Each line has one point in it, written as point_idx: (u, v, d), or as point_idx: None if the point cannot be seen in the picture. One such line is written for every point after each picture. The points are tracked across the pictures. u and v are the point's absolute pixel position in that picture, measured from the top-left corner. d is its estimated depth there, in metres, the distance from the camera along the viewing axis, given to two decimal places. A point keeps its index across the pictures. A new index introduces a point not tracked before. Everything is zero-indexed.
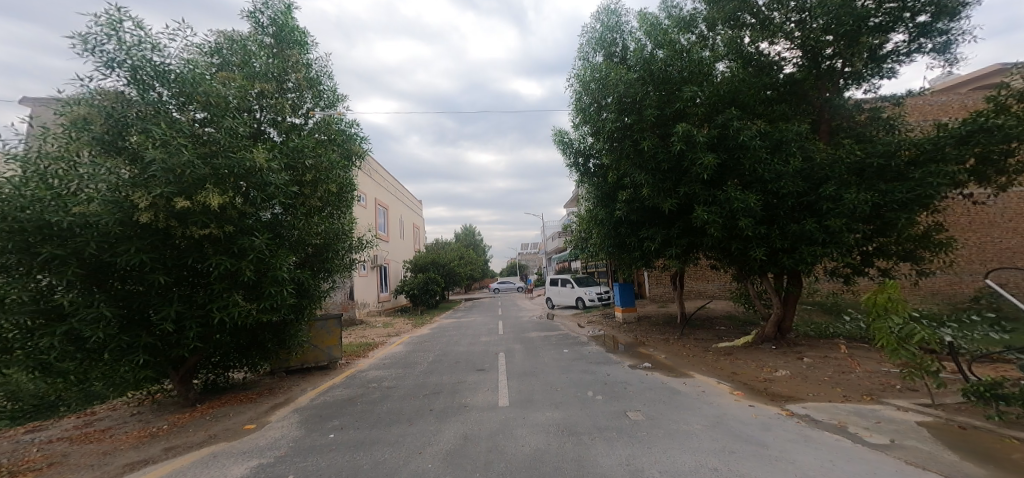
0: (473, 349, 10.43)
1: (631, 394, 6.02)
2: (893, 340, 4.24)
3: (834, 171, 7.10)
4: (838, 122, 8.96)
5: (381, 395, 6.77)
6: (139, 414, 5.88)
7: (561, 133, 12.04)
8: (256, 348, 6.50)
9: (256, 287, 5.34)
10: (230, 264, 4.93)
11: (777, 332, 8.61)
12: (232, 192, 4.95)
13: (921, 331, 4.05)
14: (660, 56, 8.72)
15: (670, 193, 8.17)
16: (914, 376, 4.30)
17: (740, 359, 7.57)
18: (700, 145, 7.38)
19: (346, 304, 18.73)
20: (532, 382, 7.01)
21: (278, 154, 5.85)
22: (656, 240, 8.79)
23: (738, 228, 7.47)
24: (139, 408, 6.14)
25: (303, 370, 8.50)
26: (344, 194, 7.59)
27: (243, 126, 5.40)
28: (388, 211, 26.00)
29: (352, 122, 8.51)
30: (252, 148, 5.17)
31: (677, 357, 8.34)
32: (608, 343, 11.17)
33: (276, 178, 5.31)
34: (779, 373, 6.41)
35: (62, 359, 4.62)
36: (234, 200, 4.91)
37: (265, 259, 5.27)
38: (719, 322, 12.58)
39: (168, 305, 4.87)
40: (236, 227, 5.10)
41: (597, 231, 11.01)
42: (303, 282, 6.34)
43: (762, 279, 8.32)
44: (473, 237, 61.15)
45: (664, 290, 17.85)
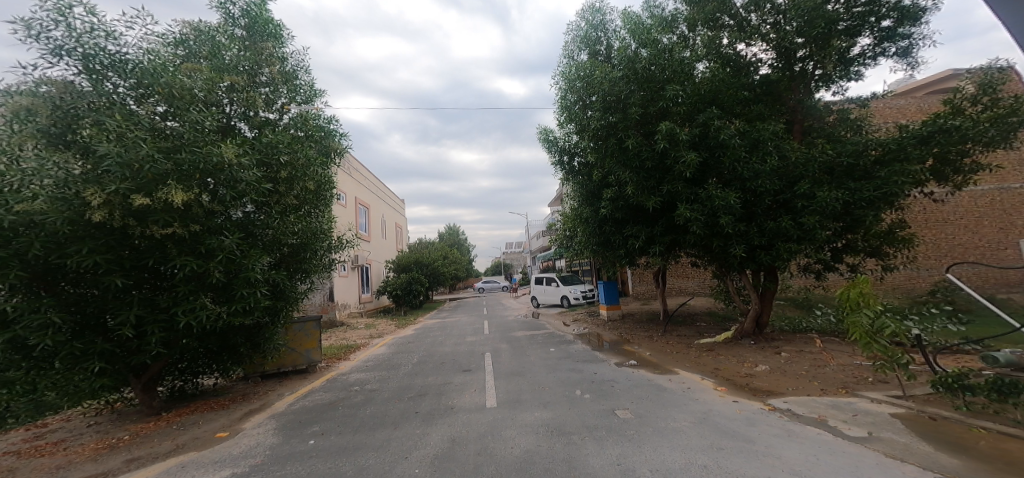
0: (458, 350, 10.31)
1: (618, 392, 6.04)
2: (866, 334, 4.31)
3: (808, 169, 7.26)
4: (810, 122, 9.18)
5: (363, 399, 6.63)
6: (96, 424, 5.61)
7: (546, 131, 12.02)
8: (227, 352, 6.27)
9: (226, 289, 5.15)
10: (196, 266, 4.74)
11: (755, 328, 8.78)
12: (199, 189, 4.77)
13: (891, 325, 4.13)
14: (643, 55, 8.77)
15: (654, 191, 8.22)
16: (886, 370, 4.39)
17: (721, 355, 7.68)
18: (684, 144, 7.45)
19: (325, 305, 18.36)
20: (520, 382, 6.97)
21: (250, 149, 5.68)
22: (640, 238, 8.83)
23: (719, 225, 7.56)
24: (97, 419, 5.85)
25: (280, 374, 8.27)
26: (322, 192, 7.42)
27: (209, 121, 5.23)
28: (370, 210, 25.59)
29: (330, 118, 8.33)
30: (219, 144, 5.00)
31: (660, 354, 8.41)
32: (593, 341, 11.21)
33: (246, 175, 5.15)
34: (757, 368, 6.51)
35: (5, 369, 4.37)
36: (200, 198, 4.74)
37: (236, 259, 5.09)
38: (700, 318, 12.80)
39: (127, 308, 4.69)
40: (203, 226, 4.92)
41: (583, 229, 11.03)
42: (279, 284, 6.15)
43: (741, 276, 8.46)
44: (456, 237, 60.91)
45: (646, 287, 18.10)
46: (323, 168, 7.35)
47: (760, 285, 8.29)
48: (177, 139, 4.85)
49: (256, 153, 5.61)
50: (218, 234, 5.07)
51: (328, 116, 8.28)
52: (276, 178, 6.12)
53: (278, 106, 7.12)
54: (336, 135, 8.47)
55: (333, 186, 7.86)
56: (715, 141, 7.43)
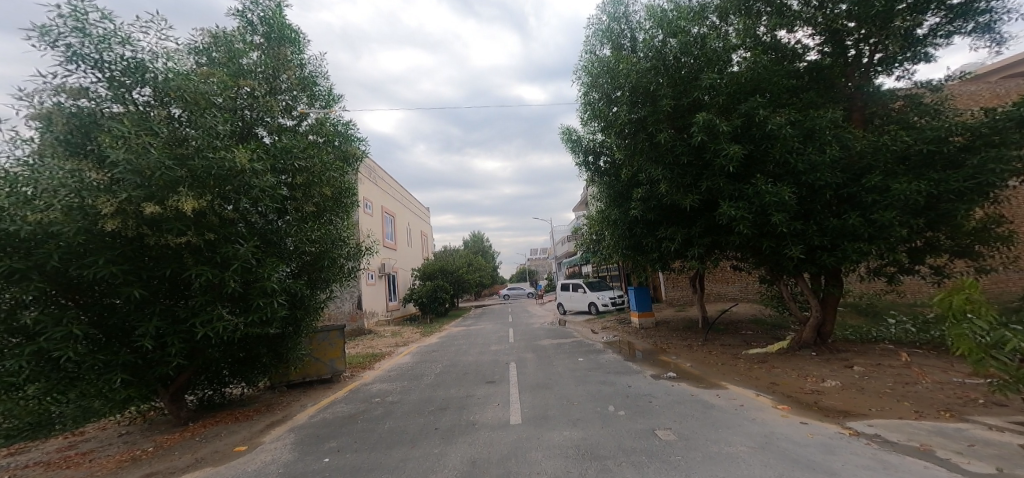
0: (484, 359, 9.90)
1: (658, 409, 5.47)
2: (979, 348, 3.72)
3: (878, 160, 6.58)
4: (872, 111, 8.35)
5: (383, 412, 6.28)
6: (127, 434, 5.48)
7: (569, 131, 11.57)
8: (251, 364, 6.05)
9: (243, 300, 4.88)
10: (213, 275, 4.49)
11: (815, 338, 8.05)
12: (213, 196, 4.55)
13: (1013, 339, 3.52)
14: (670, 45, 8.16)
15: (693, 189, 7.59)
16: (1006, 390, 3.76)
17: (778, 368, 7.14)
18: (725, 136, 6.81)
19: (354, 313, 18.40)
20: (548, 395, 6.47)
21: (265, 154, 5.48)
22: (677, 240, 8.19)
23: (771, 224, 6.85)
24: (129, 428, 5.74)
25: (304, 384, 8.06)
26: (342, 197, 7.18)
27: (225, 125, 5.05)
28: (396, 219, 25.71)
29: (348, 123, 8.15)
30: (234, 148, 4.79)
31: (703, 366, 7.72)
32: (625, 350, 10.57)
33: (262, 180, 4.91)
34: (827, 386, 6.13)
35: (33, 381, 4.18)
36: (214, 204, 4.51)
37: (252, 268, 4.81)
38: (745, 326, 11.93)
39: (148, 319, 4.46)
40: (218, 234, 4.70)
41: (611, 232, 10.46)
42: (298, 293, 5.86)
43: (798, 281, 7.75)
44: (482, 244, 60.92)
45: (681, 293, 17.26)
46: (342, 172, 7.13)
47: (821, 291, 7.54)
48: (192, 143, 4.67)
49: (273, 158, 5.42)
50: (233, 242, 4.79)
51: (346, 119, 8.10)
52: (289, 183, 5.90)
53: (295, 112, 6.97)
54: (355, 140, 8.29)
55: (354, 192, 7.65)
56: (761, 132, 6.79)
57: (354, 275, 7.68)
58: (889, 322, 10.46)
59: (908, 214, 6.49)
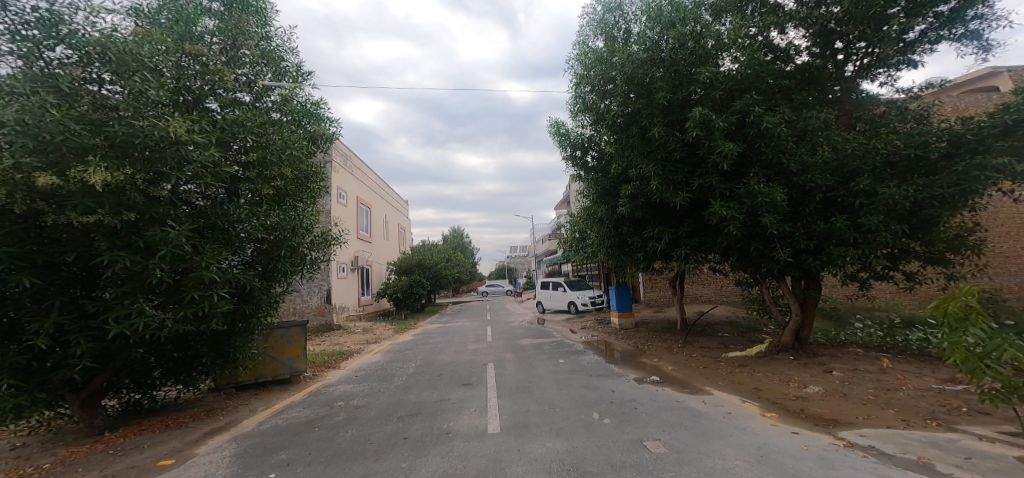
0: (459, 359, 9.43)
1: (645, 417, 5.11)
2: (973, 359, 3.53)
3: (868, 163, 6.37)
4: (859, 115, 8.28)
5: (346, 418, 5.77)
6: (23, 446, 4.81)
7: (558, 125, 11.16)
8: (185, 365, 5.53)
9: (173, 293, 4.20)
10: (131, 263, 3.82)
11: (794, 342, 7.62)
12: (135, 169, 3.89)
13: (1010, 349, 3.34)
14: (664, 38, 7.86)
15: (682, 187, 7.28)
16: (997, 401, 3.62)
17: (760, 372, 6.60)
18: (720, 133, 6.52)
19: (322, 308, 17.62)
20: (526, 401, 6.04)
21: (210, 126, 4.86)
22: (663, 240, 7.89)
23: (761, 225, 6.58)
24: (28, 438, 5.09)
25: (259, 385, 7.43)
26: (305, 180, 6.57)
27: (158, 91, 4.40)
28: (372, 210, 24.77)
29: (319, 102, 7.48)
30: (166, 116, 4.16)
31: (685, 369, 7.44)
32: (604, 351, 10.30)
33: (200, 154, 4.28)
34: (810, 392, 5.43)
35: None
36: (137, 179, 3.87)
37: (185, 256, 4.14)
38: (722, 328, 11.86)
39: (45, 315, 3.78)
40: (142, 214, 4.02)
41: (596, 229, 10.14)
42: (246, 285, 5.23)
43: (780, 283, 7.40)
44: (461, 239, 60.22)
45: (660, 294, 17.21)
46: (306, 152, 6.51)
47: (801, 293, 7.23)
48: (114, 109, 4.02)
49: (219, 132, 4.80)
50: (163, 225, 4.15)
51: (315, 96, 7.44)
52: (239, 161, 5.27)
53: (255, 86, 6.31)
54: (326, 120, 7.64)
55: (322, 175, 7.04)
56: (756, 131, 6.53)
57: (316, 267, 7.06)
58: (861, 326, 10.55)
59: (895, 219, 6.33)
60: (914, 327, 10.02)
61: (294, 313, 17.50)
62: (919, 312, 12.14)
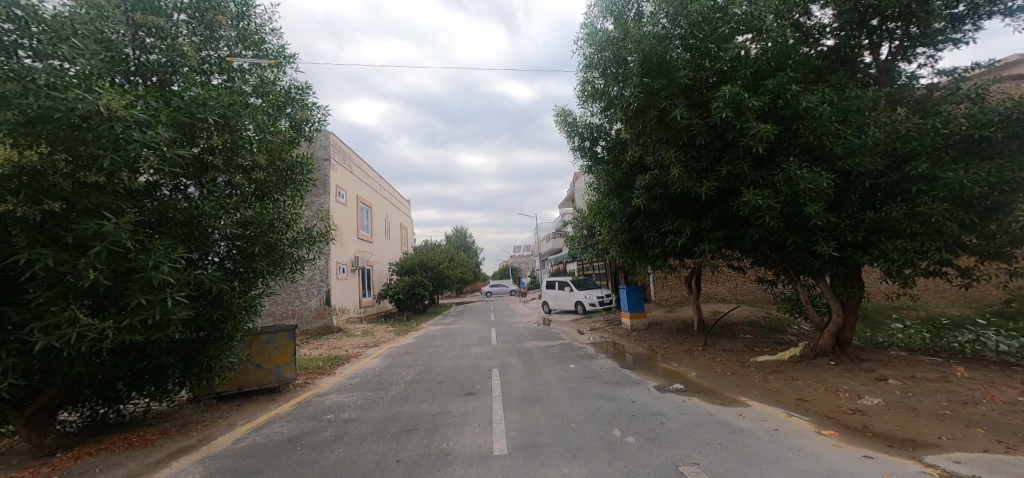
0: (461, 364, 8.75)
1: (674, 434, 4.43)
2: None
3: (927, 145, 5.50)
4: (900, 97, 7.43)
5: (333, 434, 5.12)
6: None
7: (564, 113, 10.51)
8: (151, 373, 4.92)
9: (117, 299, 3.61)
10: (56, 262, 3.24)
11: (834, 345, 6.80)
12: (54, 150, 3.26)
13: None
14: (668, 23, 7.09)
15: (705, 176, 6.58)
16: None
17: (800, 380, 5.84)
18: (752, 113, 5.80)
19: (322, 310, 17.07)
20: (535, 413, 5.38)
21: (164, 105, 4.23)
22: (684, 234, 7.16)
23: (802, 215, 5.68)
24: None
25: (243, 395, 6.81)
26: (284, 171, 5.98)
27: (95, 60, 3.76)
28: (372, 210, 24.11)
29: (305, 86, 6.83)
30: (101, 90, 3.54)
31: (710, 375, 6.74)
32: (616, 355, 9.62)
33: (142, 134, 3.66)
34: (867, 404, 4.70)
35: None
36: (56, 161, 3.24)
37: (127, 254, 3.55)
38: (742, 329, 11.08)
39: None
40: (69, 203, 3.39)
41: (608, 224, 9.45)
42: (213, 286, 4.59)
43: (817, 281, 6.62)
44: (464, 239, 59.65)
45: (672, 293, 16.46)
46: (286, 139, 5.90)
47: (843, 292, 6.37)
48: (36, 81, 3.44)
49: (173, 113, 4.19)
50: (101, 216, 3.56)
51: (300, 80, 6.80)
52: (203, 146, 4.69)
53: (228, 66, 5.68)
54: (313, 106, 6.99)
55: (309, 167, 6.44)
56: (794, 111, 5.80)
57: (301, 266, 6.43)
58: (896, 328, 9.75)
59: (959, 207, 5.49)
60: (959, 328, 9.17)
61: (293, 316, 17.00)
62: (956, 311, 11.28)
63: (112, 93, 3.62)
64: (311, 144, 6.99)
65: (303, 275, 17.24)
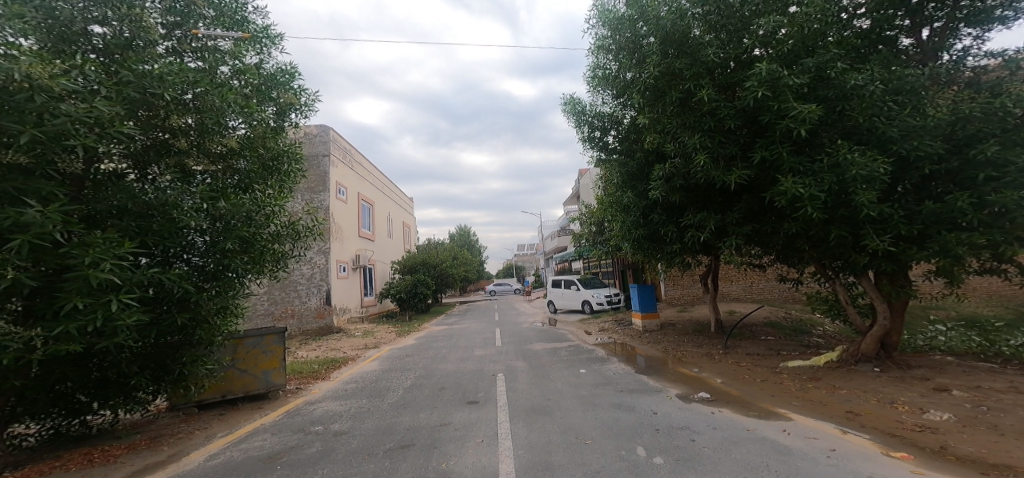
0: (464, 368, 8.19)
1: (708, 455, 3.84)
2: None
3: (997, 126, 4.92)
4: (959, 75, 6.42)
5: (321, 451, 4.55)
6: None
7: (574, 102, 9.92)
8: (116, 382, 4.38)
9: (50, 305, 3.09)
10: None
11: (879, 350, 6.16)
12: None
13: None
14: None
15: (734, 164, 5.97)
16: None
17: (844, 389, 5.21)
18: (791, 93, 5.17)
19: (322, 310, 16.58)
20: (545, 427, 4.80)
21: (113, 78, 3.65)
22: (707, 229, 6.55)
23: (847, 205, 5.06)
24: None
25: (227, 403, 6.28)
26: (264, 159, 5.42)
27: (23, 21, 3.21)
28: (374, 208, 23.62)
29: (290, 67, 6.25)
30: (22, 56, 2.99)
31: (739, 383, 6.11)
32: (629, 358, 8.99)
33: (74, 108, 3.11)
34: (934, 420, 4.11)
35: None
36: None
37: (59, 249, 3.03)
38: (763, 330, 10.42)
39: None
40: None
41: (621, 219, 8.84)
42: (178, 287, 4.02)
43: (859, 279, 5.99)
44: (467, 238, 59.02)
45: (684, 292, 15.83)
46: (266, 124, 5.35)
47: (892, 292, 5.72)
48: None
49: (123, 87, 3.62)
50: (23, 204, 3.00)
51: (285, 62, 6.24)
52: (164, 129, 4.13)
53: (198, 44, 5.13)
54: (299, 91, 6.43)
55: (295, 156, 5.88)
56: (839, 90, 5.18)
57: (285, 263, 5.87)
58: (932, 331, 9.07)
59: None
60: (1008, 332, 8.46)
61: (292, 316, 16.57)
62: (991, 312, 10.58)
63: (38, 61, 3.08)
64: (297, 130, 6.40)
65: (303, 274, 16.79)
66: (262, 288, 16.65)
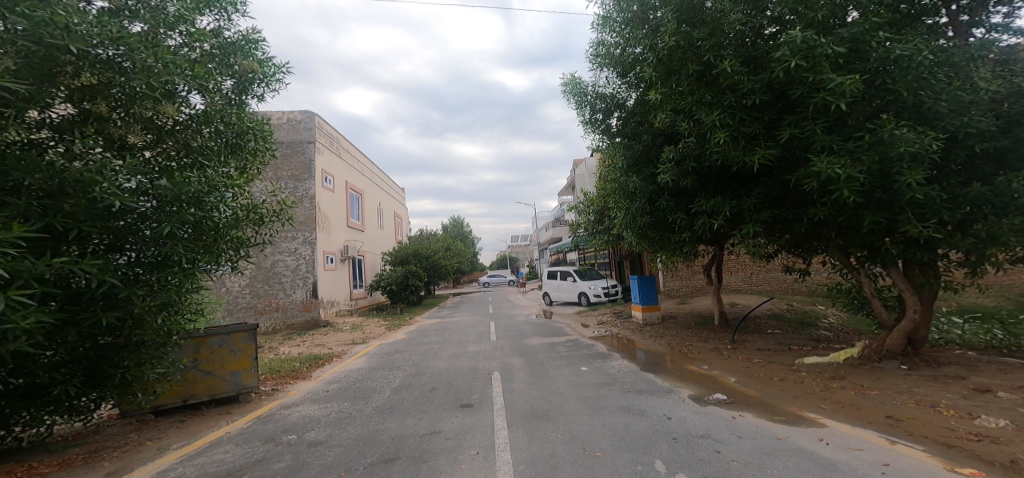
0: (457, 366, 7.66)
1: (735, 469, 3.32)
2: None
3: None
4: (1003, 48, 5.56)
5: (292, 466, 3.95)
6: None
7: (575, 81, 9.33)
8: (40, 390, 3.82)
9: None
10: None
11: (906, 346, 5.71)
12: None
13: None
14: None
15: (757, 144, 5.44)
16: None
17: (874, 390, 4.73)
18: (829, 64, 4.66)
19: (308, 303, 15.91)
20: (549, 435, 4.27)
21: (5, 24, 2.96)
22: (722, 216, 6.02)
23: (887, 185, 4.55)
24: None
25: (191, 407, 5.70)
26: (225, 136, 5.12)
27: None
28: (364, 197, 22.87)
29: (252, 33, 5.63)
30: None
31: (754, 382, 5.63)
32: (630, 353, 8.51)
33: None
34: (989, 427, 3.61)
35: None
36: None
37: None
38: (770, 323, 9.99)
39: None
40: None
41: (625, 206, 8.31)
42: (108, 279, 3.39)
43: (886, 270, 5.51)
44: (460, 229, 58.27)
45: (683, 283, 15.44)
46: (223, 97, 5.00)
47: (922, 282, 5.29)
48: None
49: (14, 36, 2.97)
50: None
51: (248, 28, 5.59)
52: (82, 91, 3.50)
53: (158, 13, 4.31)
54: (265, 62, 5.78)
55: (262, 133, 5.65)
56: (880, 62, 4.66)
57: (248, 252, 5.25)
58: (947, 324, 8.69)
59: None
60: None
61: (277, 309, 15.87)
62: (1001, 303, 10.29)
63: None
64: (261, 104, 5.82)
65: (288, 266, 16.09)
66: (245, 280, 15.93)
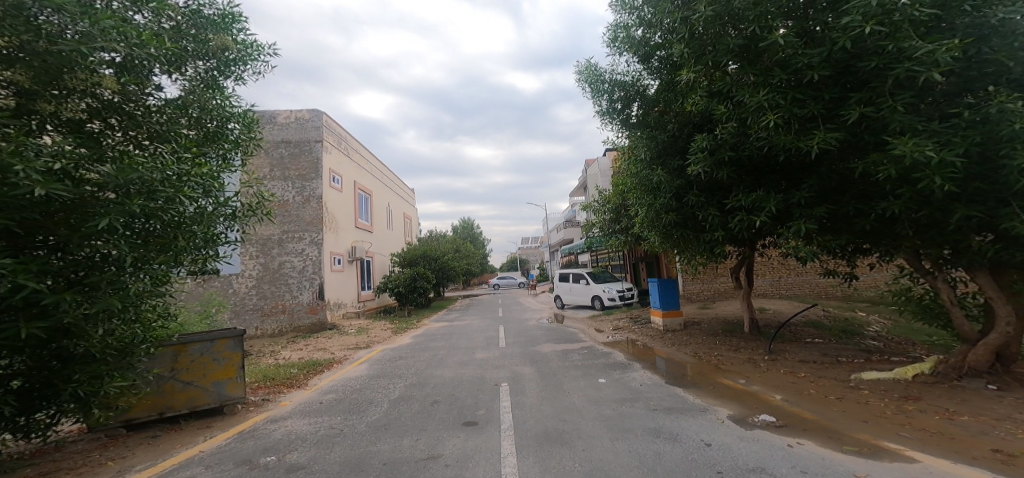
0: (462, 375, 6.98)
1: None
2: None
3: None
4: None
5: None
6: None
7: (591, 68, 8.62)
8: None
9: None
10: None
11: (993, 363, 4.88)
12: None
13: None
14: None
15: (814, 127, 4.66)
16: None
17: (966, 416, 3.90)
18: (911, 30, 3.89)
19: (314, 305, 15.45)
20: (564, 464, 3.55)
21: None
22: (766, 211, 5.23)
23: (994, 164, 3.80)
24: None
25: (168, 421, 5.10)
26: (200, 122, 4.72)
27: None
28: (372, 198, 22.43)
29: (231, 7, 5.06)
30: None
31: (803, 401, 4.83)
32: (653, 363, 7.73)
33: None
34: None
35: None
36: None
37: None
38: (807, 331, 9.12)
39: None
40: None
41: (647, 201, 7.56)
42: (29, 279, 2.79)
43: (972, 273, 4.71)
44: (471, 231, 57.80)
45: (705, 287, 14.54)
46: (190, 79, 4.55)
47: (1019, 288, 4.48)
48: None
49: None
50: None
51: (228, 3, 5.03)
52: None
53: None
54: (247, 41, 5.20)
55: (243, 120, 5.27)
56: (976, 27, 3.87)
57: (214, 248, 4.67)
58: None
59: None
60: None
61: (283, 311, 15.40)
62: None
63: None
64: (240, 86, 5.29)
65: (295, 267, 15.64)
66: (251, 281, 15.52)
